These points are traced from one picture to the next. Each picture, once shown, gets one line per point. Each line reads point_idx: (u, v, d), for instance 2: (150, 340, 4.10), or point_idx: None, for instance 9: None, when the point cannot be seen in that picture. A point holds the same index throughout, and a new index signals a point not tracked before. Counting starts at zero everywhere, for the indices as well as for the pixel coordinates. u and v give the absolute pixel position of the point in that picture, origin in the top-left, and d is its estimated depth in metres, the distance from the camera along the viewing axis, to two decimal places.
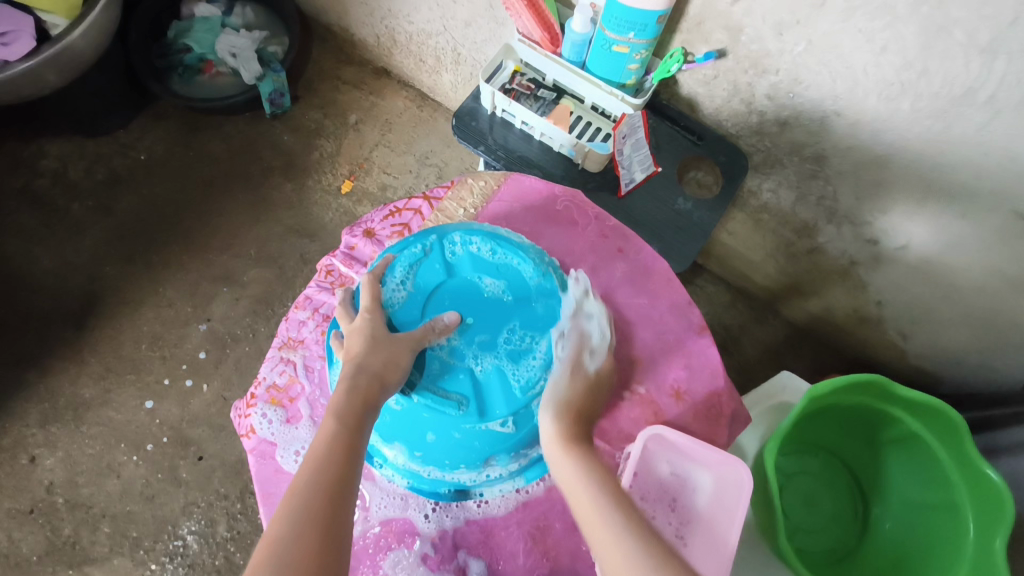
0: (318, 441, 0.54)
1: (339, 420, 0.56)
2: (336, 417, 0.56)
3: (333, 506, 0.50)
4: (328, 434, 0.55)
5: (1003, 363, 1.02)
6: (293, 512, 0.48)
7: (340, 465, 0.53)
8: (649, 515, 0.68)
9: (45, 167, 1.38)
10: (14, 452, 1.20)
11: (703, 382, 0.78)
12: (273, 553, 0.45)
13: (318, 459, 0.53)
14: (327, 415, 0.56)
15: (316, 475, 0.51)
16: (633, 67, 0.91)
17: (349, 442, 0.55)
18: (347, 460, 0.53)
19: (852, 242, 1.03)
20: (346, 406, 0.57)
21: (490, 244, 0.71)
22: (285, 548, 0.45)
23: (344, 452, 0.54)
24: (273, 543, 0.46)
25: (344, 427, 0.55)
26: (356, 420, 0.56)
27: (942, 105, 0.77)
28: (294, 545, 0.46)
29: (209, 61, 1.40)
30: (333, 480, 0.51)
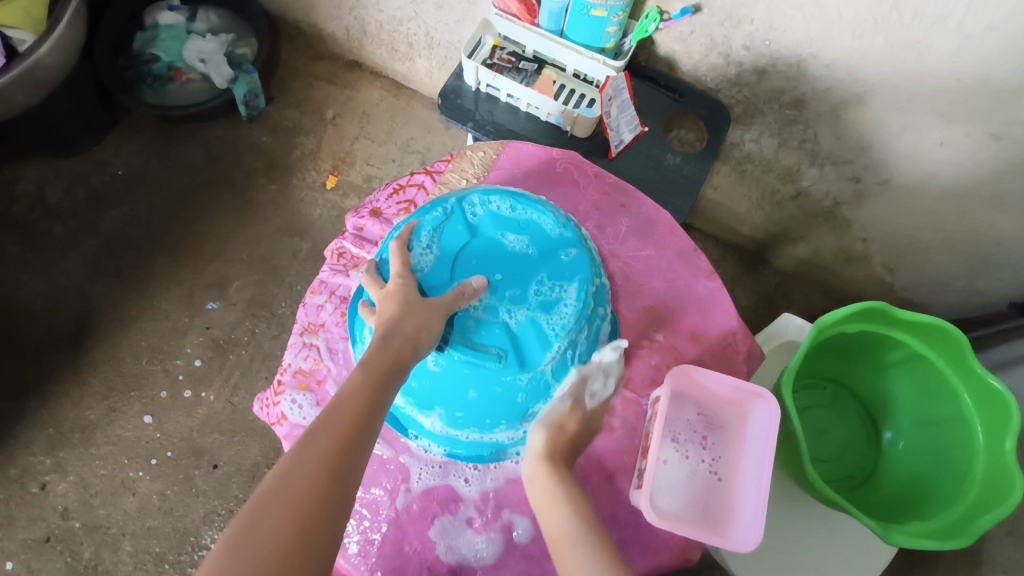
0: (345, 389, 0.55)
1: (365, 371, 0.57)
2: (363, 368, 0.57)
3: (346, 454, 0.51)
4: (354, 383, 0.56)
5: (987, 284, 1.07)
6: (307, 451, 0.50)
7: (360, 415, 0.54)
8: (683, 455, 0.72)
9: (21, 191, 1.36)
10: (23, 482, 1.19)
11: (717, 323, 0.82)
12: (279, 488, 0.47)
13: (341, 406, 0.54)
14: (356, 366, 0.57)
15: (335, 423, 0.52)
16: (612, 30, 0.93)
17: (372, 395, 0.56)
18: (366, 413, 0.54)
19: (835, 181, 1.05)
20: (374, 360, 0.57)
21: (509, 201, 0.73)
22: (292, 482, 0.48)
23: (366, 404, 0.55)
24: (281, 478, 0.48)
25: (369, 380, 0.56)
26: (382, 374, 0.57)
27: (914, 36, 0.80)
28: (298, 485, 0.48)
29: (178, 68, 1.38)
30: (351, 431, 0.52)
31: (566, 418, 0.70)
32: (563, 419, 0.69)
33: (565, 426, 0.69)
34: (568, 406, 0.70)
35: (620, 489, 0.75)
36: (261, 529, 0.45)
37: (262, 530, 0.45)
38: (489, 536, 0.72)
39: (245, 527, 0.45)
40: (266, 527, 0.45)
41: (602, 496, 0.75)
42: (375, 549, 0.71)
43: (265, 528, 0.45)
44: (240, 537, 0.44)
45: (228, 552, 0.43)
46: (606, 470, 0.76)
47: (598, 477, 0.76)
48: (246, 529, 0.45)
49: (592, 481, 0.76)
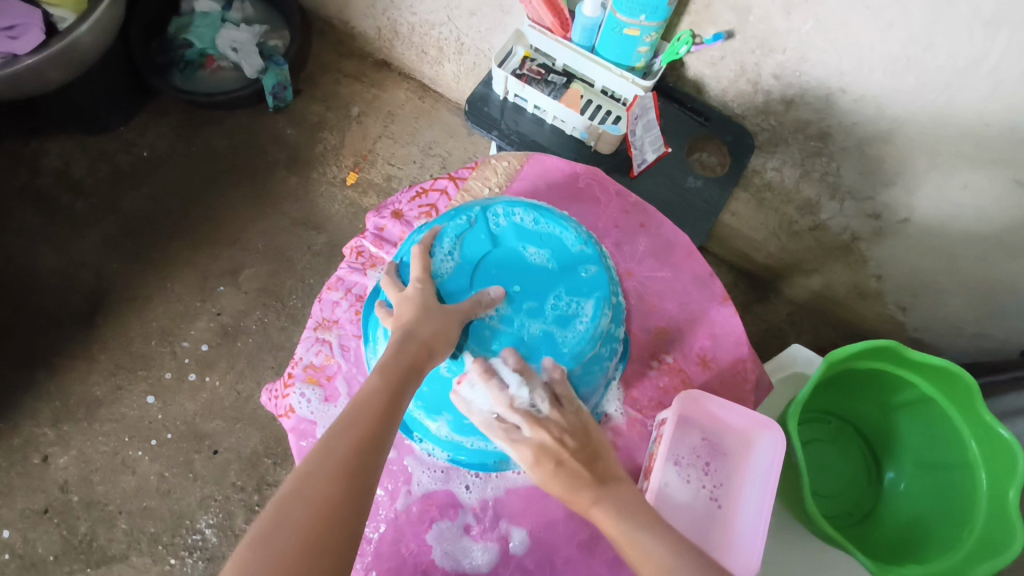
0: (363, 392, 0.56)
1: (382, 375, 0.57)
2: (381, 370, 0.57)
3: (364, 456, 0.51)
4: (372, 387, 0.56)
5: (1000, 331, 1.06)
6: (327, 452, 0.50)
7: (378, 419, 0.54)
8: (685, 479, 0.72)
9: (47, 165, 1.37)
10: (26, 452, 1.19)
11: (728, 350, 0.82)
12: (300, 487, 0.48)
13: (359, 408, 0.54)
14: (373, 370, 0.58)
15: (355, 423, 0.53)
16: (643, 50, 0.93)
17: (390, 399, 0.56)
18: (386, 413, 0.55)
19: (854, 217, 1.05)
20: (394, 363, 0.58)
21: (533, 214, 0.74)
22: (312, 483, 0.48)
23: (384, 408, 0.55)
24: (302, 478, 0.48)
25: (386, 385, 0.56)
26: (398, 378, 0.57)
27: (946, 78, 0.80)
28: (320, 485, 0.48)
29: (210, 56, 1.40)
30: (370, 432, 0.53)
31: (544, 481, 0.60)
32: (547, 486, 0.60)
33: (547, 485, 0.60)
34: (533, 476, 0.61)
35: None
36: (282, 527, 0.45)
37: (284, 530, 0.45)
38: (485, 544, 0.73)
39: (268, 526, 0.45)
40: (287, 526, 0.46)
41: None
42: (371, 548, 0.72)
43: (287, 526, 0.45)
44: (262, 537, 0.45)
45: (252, 551, 0.44)
46: None
47: None
48: (269, 528, 0.45)
49: None
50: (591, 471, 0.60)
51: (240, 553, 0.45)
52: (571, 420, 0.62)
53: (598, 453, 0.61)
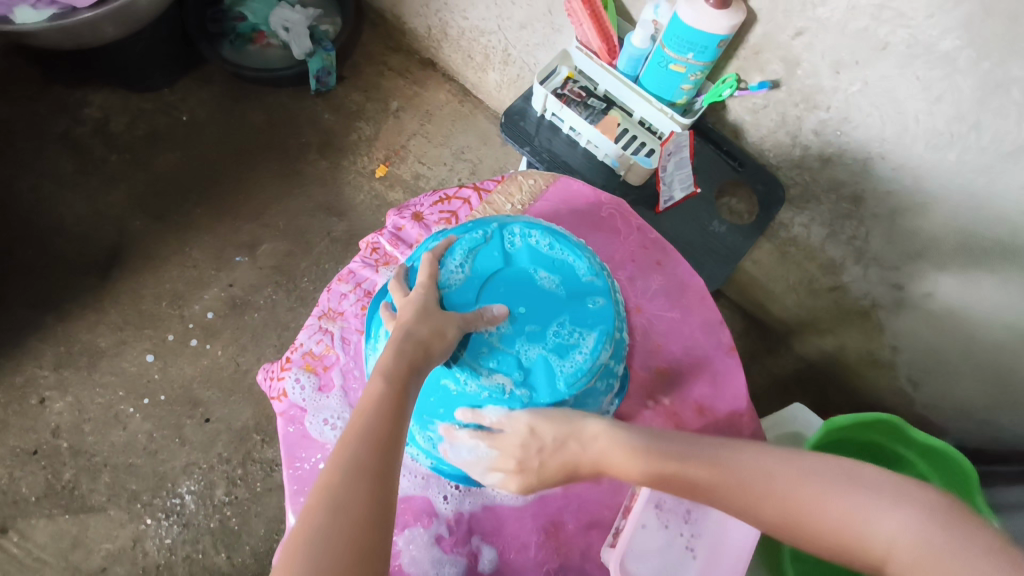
0: (367, 395, 0.54)
1: (385, 378, 0.55)
2: (383, 375, 0.55)
3: (382, 460, 0.49)
4: (378, 388, 0.54)
5: (1009, 423, 1.04)
6: (345, 461, 0.48)
7: (389, 422, 0.52)
8: (662, 524, 0.70)
9: (88, 116, 1.40)
10: (25, 392, 1.21)
11: (726, 401, 0.81)
12: (323, 500, 0.45)
13: (369, 414, 0.52)
14: (375, 373, 0.55)
15: (368, 428, 0.51)
16: (686, 88, 0.93)
17: (398, 400, 0.54)
18: (395, 416, 0.52)
19: (877, 284, 1.04)
20: (396, 367, 0.56)
21: (549, 239, 0.75)
22: (337, 495, 0.46)
23: (394, 408, 0.53)
24: (323, 491, 0.46)
25: (392, 387, 0.54)
26: (403, 380, 0.55)
27: (989, 159, 0.79)
28: (344, 496, 0.46)
29: (261, 32, 1.42)
30: (382, 436, 0.50)
31: (538, 476, 0.62)
32: (543, 478, 0.62)
33: (540, 476, 0.62)
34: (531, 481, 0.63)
35: (592, 543, 0.75)
36: (314, 542, 0.43)
37: (317, 546, 0.43)
38: (453, 558, 0.73)
39: (301, 543, 0.43)
40: (319, 541, 0.43)
41: (574, 545, 0.75)
42: None
43: (315, 542, 0.43)
44: (295, 554, 0.43)
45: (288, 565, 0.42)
46: (584, 520, 0.76)
47: (573, 526, 0.76)
48: (302, 543, 0.43)
49: (567, 528, 0.76)
50: (569, 459, 0.61)
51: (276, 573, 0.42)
52: (520, 422, 0.63)
53: (562, 439, 0.61)
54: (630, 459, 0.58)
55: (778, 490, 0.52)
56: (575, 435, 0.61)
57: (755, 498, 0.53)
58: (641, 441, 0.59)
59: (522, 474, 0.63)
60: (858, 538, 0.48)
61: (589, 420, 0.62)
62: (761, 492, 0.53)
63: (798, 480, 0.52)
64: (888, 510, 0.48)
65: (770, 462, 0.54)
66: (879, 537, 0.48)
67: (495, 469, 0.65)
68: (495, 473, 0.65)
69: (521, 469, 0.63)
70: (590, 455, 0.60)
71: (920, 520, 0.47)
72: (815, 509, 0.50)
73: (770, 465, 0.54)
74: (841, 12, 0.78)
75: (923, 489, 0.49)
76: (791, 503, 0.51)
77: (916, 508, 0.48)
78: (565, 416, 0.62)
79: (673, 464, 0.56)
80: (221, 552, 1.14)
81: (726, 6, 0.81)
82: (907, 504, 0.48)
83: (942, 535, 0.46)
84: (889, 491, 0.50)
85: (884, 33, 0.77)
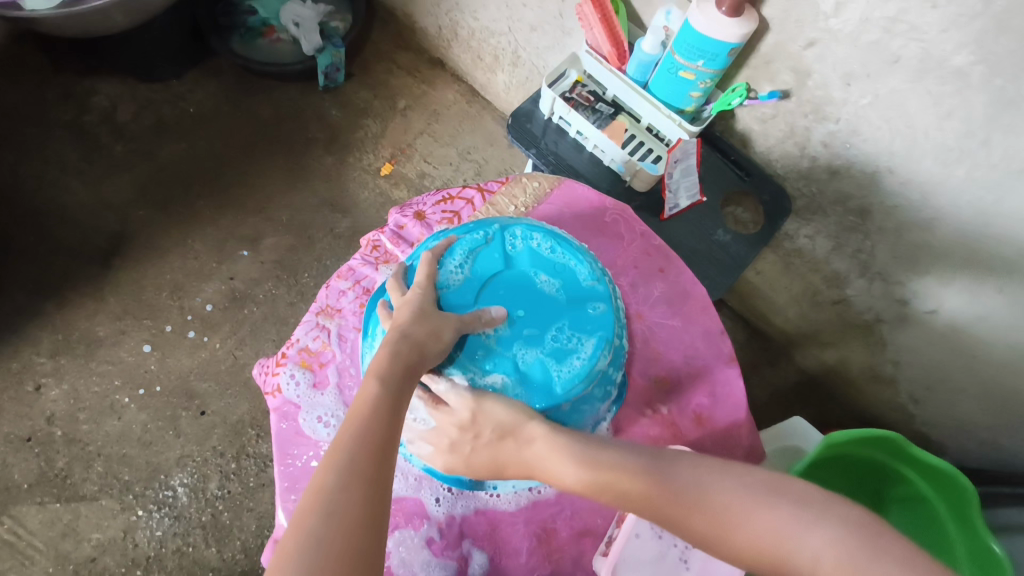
0: (361, 399, 0.53)
1: (381, 381, 0.54)
2: (378, 378, 0.54)
3: (376, 464, 0.48)
4: (373, 392, 0.53)
5: (1011, 443, 1.02)
6: (338, 465, 0.47)
7: (384, 427, 0.51)
8: (657, 534, 0.68)
9: (95, 104, 1.40)
10: (21, 378, 1.21)
11: (725, 412, 0.80)
12: (319, 504, 0.44)
13: (365, 417, 0.51)
14: (370, 376, 0.54)
15: (364, 431, 0.50)
16: (695, 95, 0.92)
17: (393, 405, 0.53)
18: (391, 420, 0.52)
19: (881, 299, 1.03)
20: (391, 371, 0.55)
21: (551, 242, 0.74)
22: (332, 499, 0.45)
23: (389, 412, 0.52)
24: (319, 495, 0.45)
25: (387, 390, 0.53)
26: (398, 383, 0.55)
27: (998, 177, 0.78)
28: (340, 500, 0.45)
29: (272, 26, 1.42)
30: (378, 439, 0.50)
31: (465, 461, 0.63)
32: (466, 463, 0.63)
33: (465, 462, 0.63)
34: (455, 462, 0.64)
35: (584, 551, 0.75)
36: (309, 548, 0.42)
37: (312, 551, 0.42)
38: (443, 561, 0.72)
39: (295, 549, 0.42)
40: (313, 546, 0.42)
41: (566, 553, 0.74)
42: None
43: (311, 547, 0.42)
44: (289, 560, 0.41)
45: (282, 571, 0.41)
46: (577, 528, 0.75)
47: (566, 533, 0.75)
48: (296, 548, 0.42)
49: (559, 535, 0.75)
50: (500, 454, 0.61)
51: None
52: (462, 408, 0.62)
53: (499, 434, 0.61)
54: (561, 462, 0.57)
55: (706, 508, 0.50)
56: (515, 434, 0.60)
57: (682, 511, 0.51)
58: (578, 446, 0.57)
59: (447, 452, 0.64)
60: (785, 557, 0.46)
61: (532, 420, 0.60)
62: (688, 506, 0.50)
63: (726, 494, 0.50)
64: (814, 527, 0.46)
65: (701, 474, 0.52)
66: (804, 554, 0.46)
67: (425, 437, 0.67)
68: (422, 440, 0.67)
69: (452, 448, 0.64)
70: (522, 457, 0.59)
71: (844, 541, 0.45)
72: (741, 526, 0.48)
73: (699, 480, 0.51)
74: (853, 24, 0.77)
75: (851, 506, 0.47)
76: (716, 520, 0.49)
77: (840, 528, 0.46)
78: (509, 413, 0.61)
79: (604, 473, 0.54)
80: (211, 546, 1.14)
81: (738, 14, 0.81)
82: (831, 520, 0.46)
83: (867, 555, 0.44)
84: (816, 506, 0.48)
85: (896, 47, 0.76)
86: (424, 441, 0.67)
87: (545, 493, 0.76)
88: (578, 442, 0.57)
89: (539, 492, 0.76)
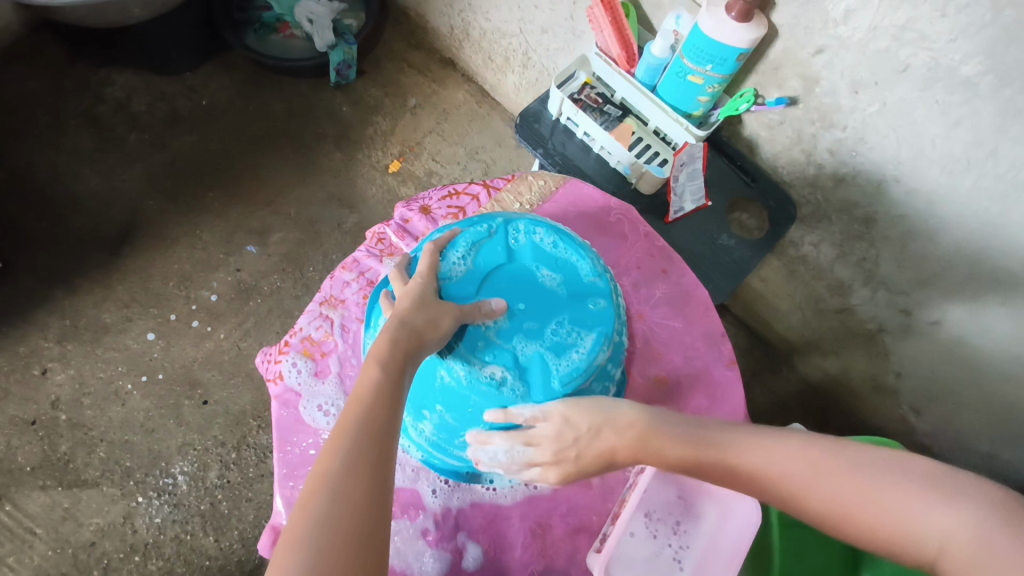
0: (363, 384, 0.53)
1: (382, 367, 0.54)
2: (379, 364, 0.54)
3: (380, 449, 0.49)
4: (375, 377, 0.53)
5: (1012, 457, 1.02)
6: (342, 450, 0.47)
7: (387, 412, 0.51)
8: (649, 534, 0.69)
9: (110, 94, 1.42)
10: (28, 362, 1.22)
11: (723, 415, 0.80)
12: (323, 487, 0.45)
13: (367, 402, 0.51)
14: (371, 362, 0.55)
15: (367, 415, 0.50)
16: (703, 99, 0.93)
17: (395, 390, 0.53)
18: (392, 405, 0.52)
19: (884, 308, 1.03)
20: (391, 355, 0.56)
21: (553, 237, 0.75)
22: (336, 483, 0.45)
23: (391, 397, 0.52)
24: (323, 478, 0.46)
25: (388, 376, 0.54)
26: (398, 369, 0.55)
27: (1005, 188, 0.78)
28: (345, 483, 0.45)
29: (286, 22, 1.43)
30: (381, 423, 0.50)
31: (578, 466, 0.62)
32: (582, 465, 0.62)
33: (577, 465, 0.62)
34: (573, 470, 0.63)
35: (578, 548, 0.75)
36: (316, 529, 0.43)
37: (318, 533, 0.43)
38: (437, 553, 0.72)
39: (301, 531, 0.43)
40: (319, 528, 0.43)
41: (560, 549, 0.74)
42: None
43: (317, 528, 0.43)
44: (296, 542, 0.42)
45: (288, 553, 0.42)
46: (572, 524, 0.76)
47: (560, 529, 0.75)
48: (303, 529, 0.43)
49: (554, 531, 0.75)
50: (605, 446, 0.61)
51: (275, 561, 0.42)
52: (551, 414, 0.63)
53: (596, 427, 0.61)
54: (676, 444, 0.59)
55: (833, 485, 0.52)
56: (609, 422, 0.61)
57: (806, 488, 0.53)
58: (687, 431, 0.59)
59: (560, 464, 0.63)
60: (910, 537, 0.49)
61: (621, 407, 0.62)
62: (807, 484, 0.53)
63: (847, 476, 0.52)
64: (942, 508, 0.49)
65: (819, 456, 0.54)
66: (930, 533, 0.49)
67: (528, 464, 0.64)
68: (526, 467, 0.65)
69: (559, 460, 0.63)
70: (631, 445, 0.60)
71: (974, 520, 0.47)
72: (868, 504, 0.51)
73: (819, 456, 0.54)
74: (863, 32, 0.78)
75: (981, 487, 0.49)
76: (840, 497, 0.52)
77: (969, 506, 0.48)
78: (598, 405, 0.62)
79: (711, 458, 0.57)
80: (209, 534, 1.14)
81: (748, 19, 0.81)
82: (958, 501, 0.48)
83: (998, 536, 0.46)
84: (944, 488, 0.49)
85: (905, 55, 0.76)
86: (531, 470, 0.65)
87: (541, 489, 0.77)
88: (686, 425, 0.60)
89: (535, 488, 0.77)
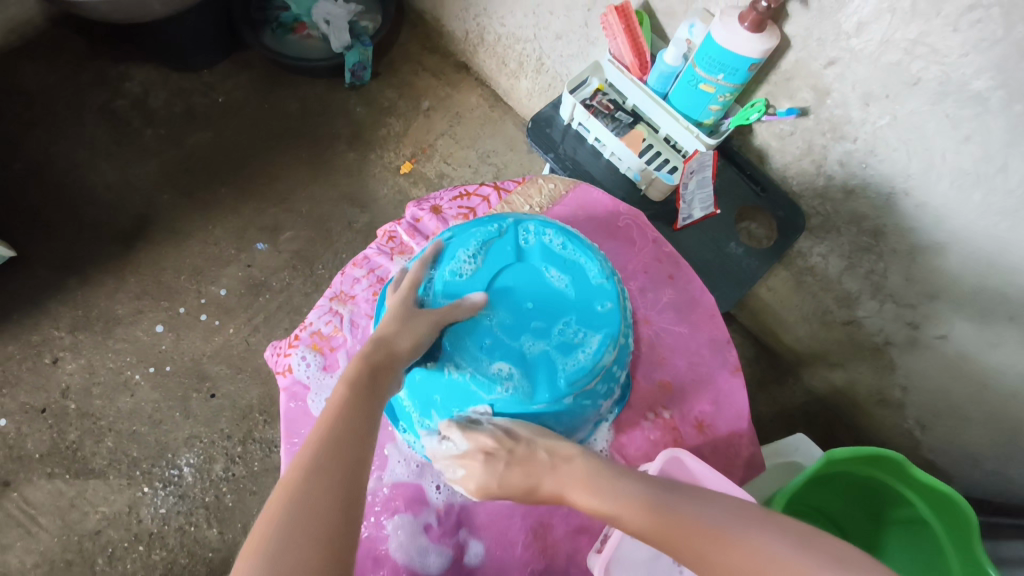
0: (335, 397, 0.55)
1: (353, 380, 0.56)
2: (350, 377, 0.56)
3: (345, 459, 0.50)
4: (345, 391, 0.55)
5: (1018, 474, 1.01)
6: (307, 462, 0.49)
7: (355, 424, 0.53)
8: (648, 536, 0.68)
9: (128, 89, 1.44)
10: (40, 350, 1.24)
11: (727, 420, 0.81)
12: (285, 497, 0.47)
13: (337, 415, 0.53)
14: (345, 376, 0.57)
15: (333, 428, 0.52)
16: (714, 108, 0.93)
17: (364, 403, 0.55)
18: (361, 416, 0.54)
19: (891, 321, 1.03)
20: (358, 374, 0.56)
21: (562, 238, 0.75)
22: (298, 493, 0.47)
23: (360, 409, 0.54)
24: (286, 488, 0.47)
25: (357, 389, 0.55)
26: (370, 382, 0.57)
27: (1014, 204, 0.78)
28: (306, 493, 0.47)
29: (303, 23, 1.45)
30: (344, 435, 0.51)
31: (496, 482, 0.60)
32: (500, 483, 0.60)
33: (497, 483, 0.60)
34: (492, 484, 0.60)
35: (579, 548, 0.75)
36: (277, 535, 0.44)
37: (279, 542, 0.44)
38: (440, 548, 0.74)
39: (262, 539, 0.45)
40: (278, 537, 0.44)
41: (560, 548, 0.75)
42: None
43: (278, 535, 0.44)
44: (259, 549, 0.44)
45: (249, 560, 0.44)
46: (573, 524, 0.76)
47: (562, 529, 0.76)
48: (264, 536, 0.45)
49: (555, 530, 0.76)
50: (535, 470, 0.60)
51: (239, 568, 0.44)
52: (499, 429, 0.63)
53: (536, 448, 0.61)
54: (598, 486, 0.56)
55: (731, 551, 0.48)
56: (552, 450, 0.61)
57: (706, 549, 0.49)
58: (613, 476, 0.57)
59: (482, 472, 0.61)
60: None
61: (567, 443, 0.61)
62: (708, 545, 0.49)
63: (746, 547, 0.48)
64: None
65: (737, 518, 0.50)
66: None
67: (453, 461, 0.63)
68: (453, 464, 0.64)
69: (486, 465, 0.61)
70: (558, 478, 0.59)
71: None
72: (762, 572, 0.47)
73: (723, 520, 0.50)
74: (874, 45, 0.78)
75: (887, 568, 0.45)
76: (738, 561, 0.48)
77: None
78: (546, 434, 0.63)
79: (634, 501, 0.54)
80: (213, 527, 1.15)
81: (760, 30, 0.82)
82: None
83: None
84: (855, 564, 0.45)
85: (916, 69, 0.77)
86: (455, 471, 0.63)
87: None
88: (621, 484, 0.56)
89: None
